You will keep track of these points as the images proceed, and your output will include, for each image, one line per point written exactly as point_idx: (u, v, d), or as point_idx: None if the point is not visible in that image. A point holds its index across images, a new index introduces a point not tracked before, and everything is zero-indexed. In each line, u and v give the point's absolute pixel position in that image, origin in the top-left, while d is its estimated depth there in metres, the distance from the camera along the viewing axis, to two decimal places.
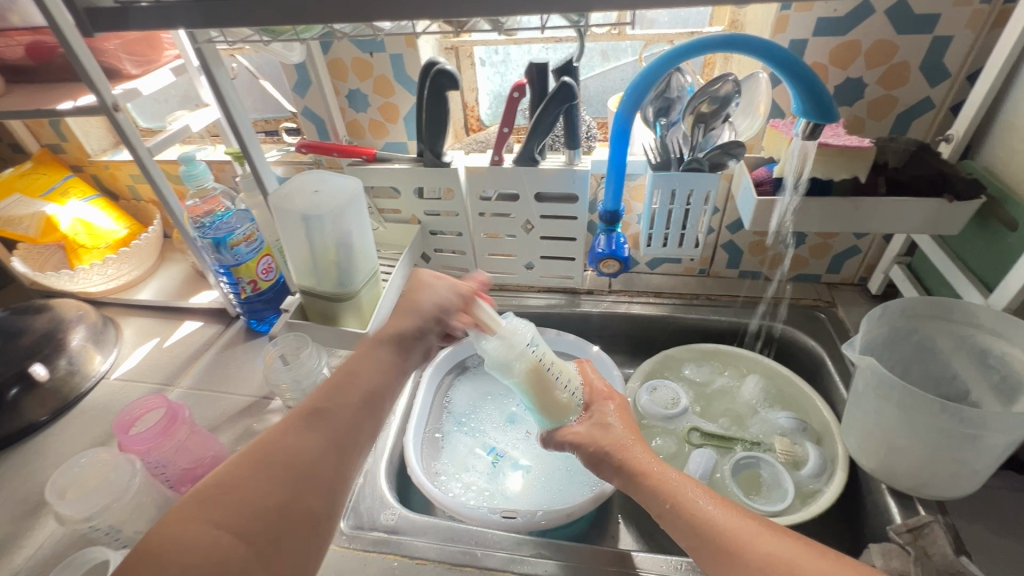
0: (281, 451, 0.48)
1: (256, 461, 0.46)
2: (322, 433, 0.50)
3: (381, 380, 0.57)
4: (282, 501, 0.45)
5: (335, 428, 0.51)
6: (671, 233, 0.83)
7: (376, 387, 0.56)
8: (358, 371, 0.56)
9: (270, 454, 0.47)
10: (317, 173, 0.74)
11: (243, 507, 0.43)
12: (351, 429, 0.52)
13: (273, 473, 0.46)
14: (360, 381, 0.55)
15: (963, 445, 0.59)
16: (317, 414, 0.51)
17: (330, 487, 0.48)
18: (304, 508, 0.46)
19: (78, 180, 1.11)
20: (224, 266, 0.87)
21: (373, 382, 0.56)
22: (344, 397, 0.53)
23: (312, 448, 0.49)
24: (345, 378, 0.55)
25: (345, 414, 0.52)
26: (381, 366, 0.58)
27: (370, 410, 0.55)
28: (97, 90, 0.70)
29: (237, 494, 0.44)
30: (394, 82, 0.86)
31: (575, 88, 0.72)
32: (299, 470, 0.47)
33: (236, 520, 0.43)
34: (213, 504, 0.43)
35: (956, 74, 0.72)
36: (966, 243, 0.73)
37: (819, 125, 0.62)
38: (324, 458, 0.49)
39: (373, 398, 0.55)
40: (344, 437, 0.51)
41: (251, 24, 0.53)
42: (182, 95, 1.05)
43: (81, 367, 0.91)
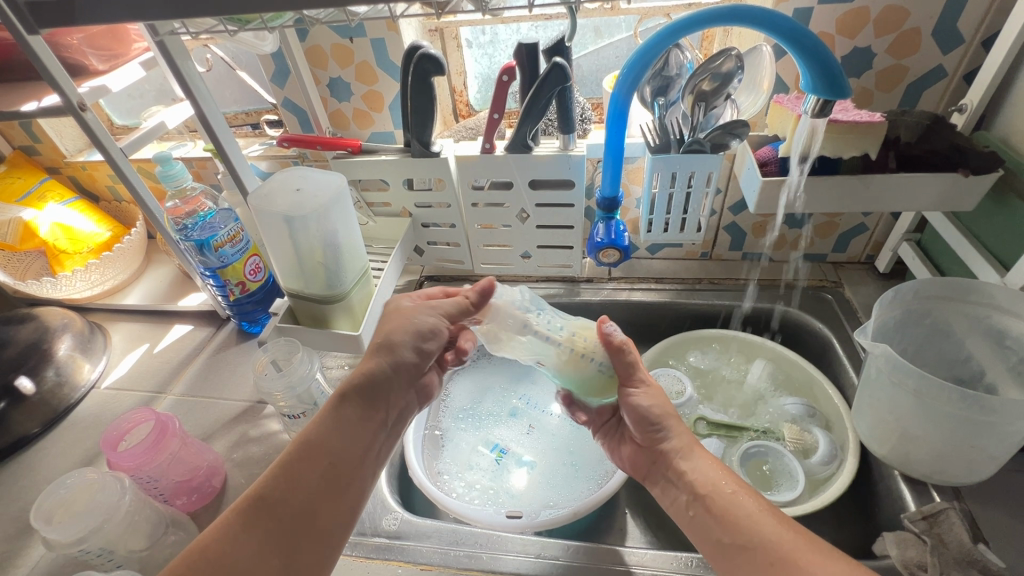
0: (219, 555, 0.47)
1: (186, 567, 0.46)
2: (266, 529, 0.50)
3: (345, 451, 0.56)
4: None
5: (281, 525, 0.50)
6: (672, 218, 0.80)
7: (336, 465, 0.55)
8: (319, 445, 0.55)
9: (205, 560, 0.47)
10: (297, 171, 0.71)
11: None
12: (302, 522, 0.51)
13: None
14: (320, 459, 0.54)
15: (980, 432, 0.57)
16: (263, 506, 0.51)
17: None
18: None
19: (55, 183, 1.06)
20: (210, 268, 0.83)
21: (333, 458, 0.55)
22: (295, 484, 0.52)
23: (253, 548, 0.48)
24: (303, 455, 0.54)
25: (295, 507, 0.51)
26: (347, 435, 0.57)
27: (330, 492, 0.53)
28: (61, 89, 0.65)
29: None
30: (377, 68, 0.82)
31: (566, 69, 0.68)
32: None
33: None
34: None
35: (971, 39, 0.68)
36: (981, 219, 0.70)
37: (830, 102, 0.57)
38: (261, 559, 0.48)
39: (331, 477, 0.54)
40: (292, 531, 0.50)
41: (219, 14, 0.50)
42: (158, 89, 1.01)
43: (69, 378, 0.88)
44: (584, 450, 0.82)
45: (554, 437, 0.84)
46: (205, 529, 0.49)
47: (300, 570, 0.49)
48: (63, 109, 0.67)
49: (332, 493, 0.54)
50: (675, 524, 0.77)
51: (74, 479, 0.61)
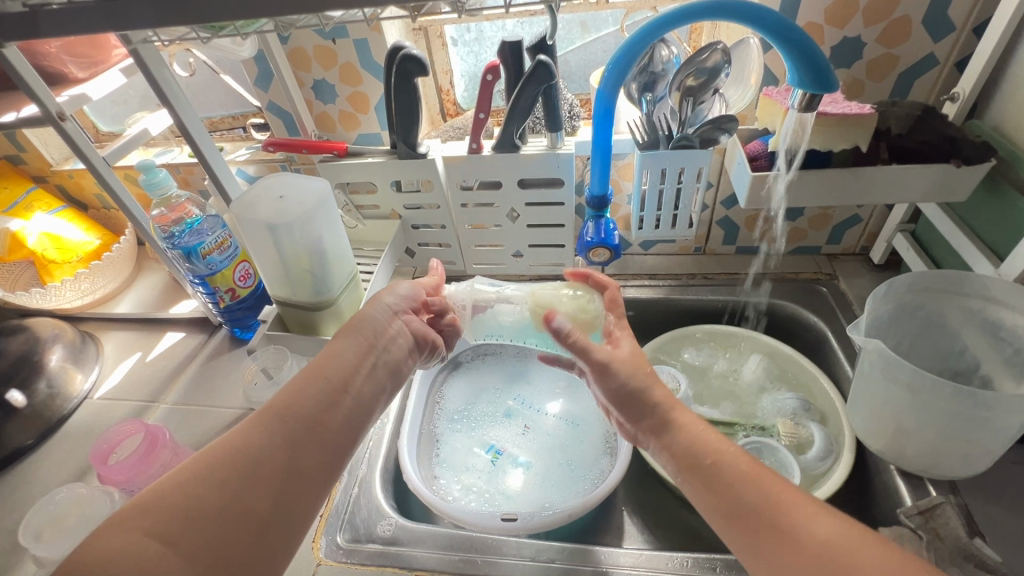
0: (228, 449, 0.47)
1: (196, 456, 0.47)
2: (274, 429, 0.50)
3: (352, 369, 0.57)
4: (227, 506, 0.45)
5: (290, 426, 0.50)
6: (663, 214, 0.79)
7: (341, 380, 0.55)
8: (329, 359, 0.56)
9: (216, 455, 0.47)
10: (282, 176, 0.70)
11: (184, 513, 0.43)
12: (308, 428, 0.51)
13: (215, 471, 0.46)
14: (326, 373, 0.55)
15: (974, 426, 0.57)
16: (272, 409, 0.51)
17: (279, 488, 0.47)
18: (249, 514, 0.45)
19: (43, 192, 1.05)
20: (199, 276, 0.82)
21: (340, 372, 0.56)
22: (301, 392, 0.53)
23: (262, 445, 0.48)
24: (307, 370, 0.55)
25: (304, 413, 0.52)
26: (352, 355, 0.57)
27: (335, 403, 0.54)
28: (39, 99, 0.64)
29: (174, 496, 0.44)
30: (361, 69, 0.80)
31: (552, 67, 0.67)
32: (249, 470, 0.47)
33: (168, 529, 0.42)
34: (155, 502, 0.43)
35: (962, 27, 0.67)
36: (974, 209, 0.70)
37: (817, 95, 0.56)
38: (271, 455, 0.48)
39: (337, 389, 0.55)
40: (299, 433, 0.50)
41: (194, 23, 0.50)
42: (142, 95, 1.00)
43: (62, 389, 0.88)
44: (579, 451, 0.82)
45: (550, 437, 0.84)
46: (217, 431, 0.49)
47: (305, 472, 0.49)
48: (42, 119, 0.66)
49: (337, 404, 0.54)
50: (672, 524, 0.77)
51: (63, 495, 0.63)
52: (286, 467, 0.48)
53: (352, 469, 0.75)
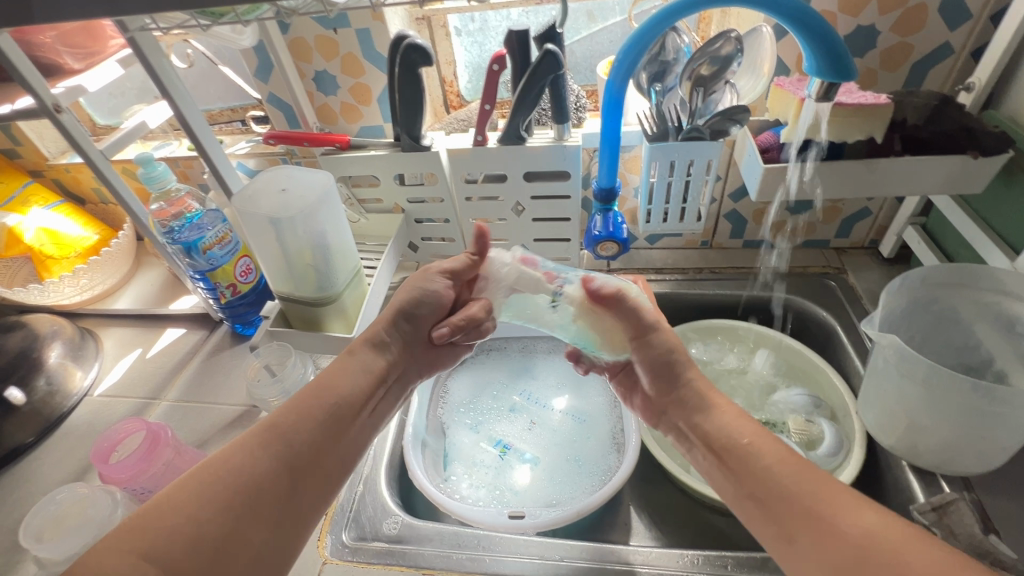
0: (232, 473, 0.47)
1: (196, 476, 0.46)
2: (278, 454, 0.49)
3: (356, 396, 0.57)
4: (223, 533, 0.44)
5: (294, 451, 0.50)
6: (671, 207, 0.78)
7: (345, 405, 0.56)
8: (336, 383, 0.57)
9: (214, 478, 0.46)
10: (284, 170, 0.70)
11: (182, 542, 0.42)
12: (310, 455, 0.51)
13: (213, 497, 0.45)
14: (334, 397, 0.55)
15: (990, 422, 0.56)
16: (276, 432, 0.51)
17: (277, 519, 0.47)
18: (244, 544, 0.45)
19: (39, 186, 1.03)
20: (199, 272, 0.80)
21: (344, 399, 0.56)
22: (306, 416, 0.53)
23: (262, 471, 0.48)
24: (312, 390, 0.55)
25: (306, 439, 0.52)
26: (359, 381, 0.58)
27: (336, 431, 0.54)
28: (34, 90, 0.62)
29: (171, 521, 0.43)
30: (363, 60, 0.79)
31: (559, 56, 0.65)
32: (249, 496, 0.46)
33: (165, 556, 0.41)
34: (148, 525, 0.42)
35: (978, 15, 0.65)
36: (989, 201, 0.68)
37: (835, 85, 0.55)
38: (270, 482, 0.48)
39: (339, 416, 0.55)
40: (303, 463, 0.51)
41: (192, 9, 0.48)
42: (140, 87, 0.98)
43: (61, 386, 0.87)
44: (587, 447, 0.81)
45: (556, 433, 0.83)
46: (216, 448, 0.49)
47: (305, 502, 0.50)
48: (37, 111, 0.64)
49: (339, 431, 0.54)
50: (681, 519, 0.76)
51: (65, 494, 0.62)
52: (286, 498, 0.48)
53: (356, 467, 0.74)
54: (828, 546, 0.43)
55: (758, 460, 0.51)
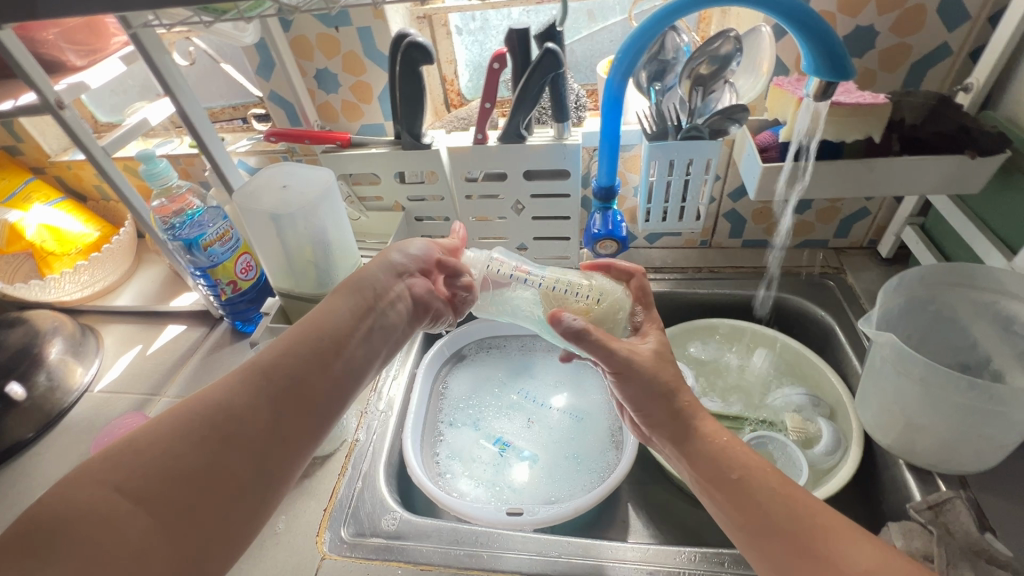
0: (212, 407, 0.48)
1: (174, 411, 0.47)
2: (257, 388, 0.50)
3: (341, 332, 0.58)
4: (202, 464, 0.45)
5: (275, 386, 0.51)
6: (670, 206, 0.78)
7: (329, 342, 0.57)
8: (318, 320, 0.57)
9: (195, 410, 0.47)
10: (286, 166, 0.71)
11: (159, 475, 0.43)
12: (291, 389, 0.52)
13: (193, 428, 0.46)
14: (317, 333, 0.56)
15: (988, 421, 0.56)
16: (256, 368, 0.52)
17: (258, 450, 0.48)
18: (226, 474, 0.46)
19: (41, 183, 1.03)
20: (199, 268, 0.80)
21: (328, 335, 0.57)
22: (287, 354, 0.54)
23: (242, 404, 0.49)
24: (294, 328, 0.56)
25: (288, 375, 0.52)
26: (343, 317, 0.59)
27: (320, 366, 0.55)
28: (36, 86, 0.62)
29: (151, 452, 0.44)
30: (364, 58, 0.79)
31: (560, 55, 0.66)
32: (230, 427, 0.47)
33: (141, 489, 0.42)
34: (127, 456, 0.43)
35: (977, 16, 0.66)
36: (987, 201, 0.69)
37: (833, 84, 0.55)
38: (250, 414, 0.49)
39: (323, 352, 0.56)
40: (284, 396, 0.51)
41: (195, 5, 0.48)
42: (142, 85, 0.99)
43: (61, 382, 0.87)
44: (585, 443, 0.81)
45: (555, 430, 0.83)
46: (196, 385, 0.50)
47: (289, 434, 0.51)
48: (40, 107, 0.64)
49: (323, 366, 0.55)
50: (679, 517, 0.76)
51: None
52: (267, 430, 0.49)
53: (355, 463, 0.74)
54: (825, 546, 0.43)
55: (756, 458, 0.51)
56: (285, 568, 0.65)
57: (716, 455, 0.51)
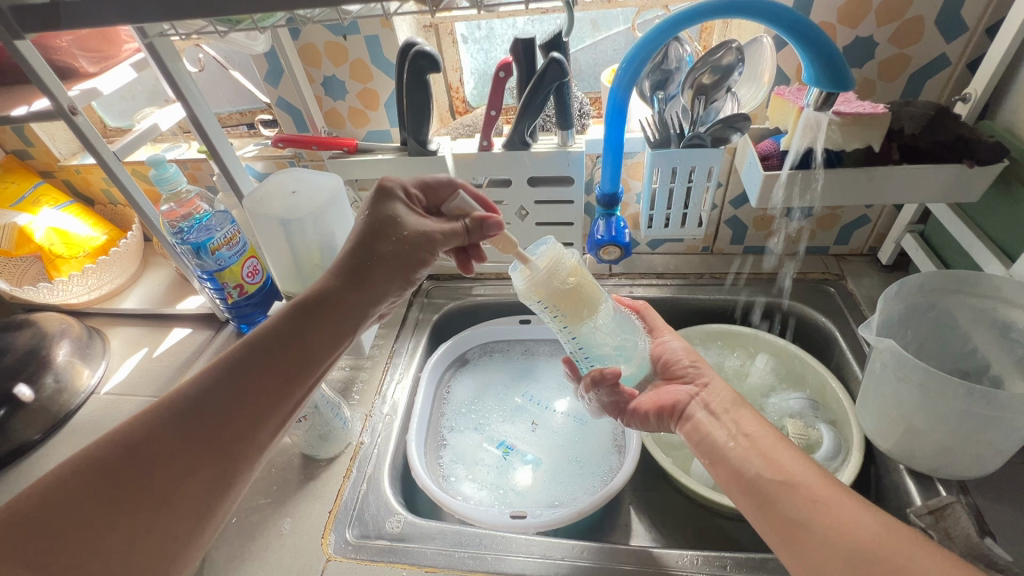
0: (133, 460, 0.43)
1: (99, 468, 0.42)
2: (188, 435, 0.46)
3: (285, 358, 0.52)
4: (128, 526, 0.41)
5: (218, 428, 0.47)
6: (673, 213, 0.79)
7: (284, 374, 0.52)
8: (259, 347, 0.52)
9: (114, 463, 0.43)
10: (295, 172, 0.73)
11: (81, 540, 0.40)
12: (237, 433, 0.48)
13: (115, 486, 0.42)
14: (270, 361, 0.51)
15: (987, 426, 0.57)
16: (185, 410, 0.47)
17: (194, 501, 0.45)
18: (158, 534, 0.42)
19: (50, 186, 1.04)
20: (206, 272, 0.81)
21: (270, 364, 0.51)
22: (234, 389, 0.49)
23: (171, 454, 0.45)
24: (247, 357, 0.51)
25: (223, 414, 0.48)
26: (305, 343, 0.53)
27: (262, 401, 0.50)
28: (50, 92, 0.63)
29: (67, 517, 0.40)
30: (372, 66, 0.80)
31: (565, 64, 0.67)
32: (157, 481, 0.43)
33: (61, 553, 0.39)
34: (37, 521, 0.39)
35: (974, 27, 0.67)
36: (986, 209, 0.70)
37: (834, 94, 0.56)
38: (181, 466, 0.45)
39: (264, 386, 0.50)
40: (221, 440, 0.47)
41: (210, 15, 0.49)
42: (150, 90, 1.00)
43: (69, 384, 0.88)
44: (588, 448, 0.82)
45: (557, 435, 0.84)
46: (131, 422, 0.45)
47: (226, 477, 0.47)
48: (53, 113, 0.65)
49: (277, 404, 0.51)
50: (681, 522, 0.76)
51: None
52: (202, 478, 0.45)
53: (360, 465, 0.75)
54: (825, 549, 0.44)
55: (758, 460, 0.52)
56: (290, 570, 0.65)
57: None
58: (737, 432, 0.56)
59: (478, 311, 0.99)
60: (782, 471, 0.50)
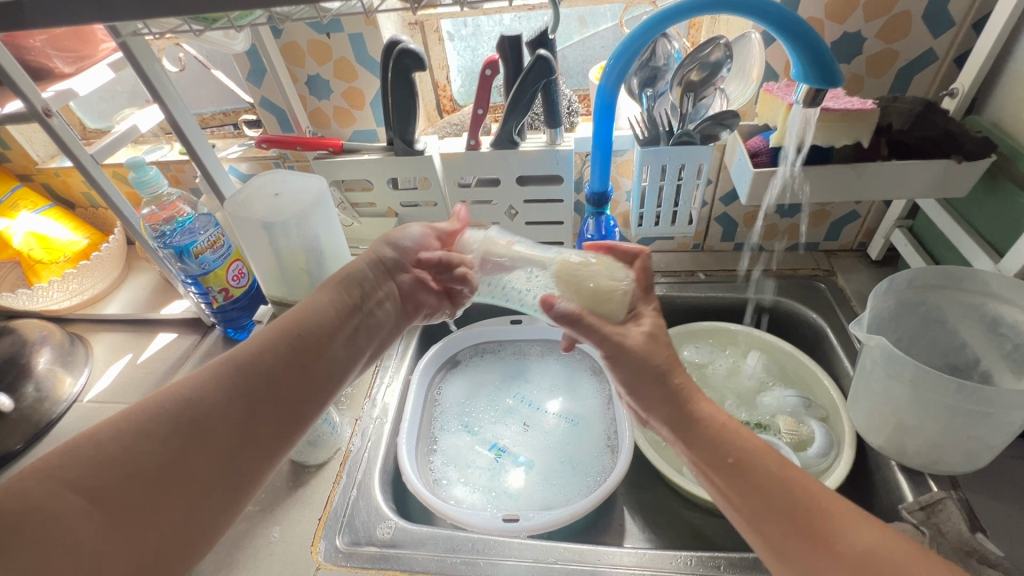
0: (183, 405, 0.48)
1: (148, 409, 0.47)
2: (229, 387, 0.51)
3: (319, 329, 0.59)
4: (169, 464, 0.46)
5: (248, 387, 0.52)
6: (663, 211, 0.79)
7: (310, 341, 0.57)
8: (297, 318, 0.58)
9: (165, 405, 0.48)
10: (277, 174, 0.72)
11: (120, 474, 0.44)
12: (265, 390, 0.52)
13: (164, 427, 0.47)
14: (297, 332, 0.57)
15: (977, 421, 0.57)
16: (231, 366, 0.52)
17: (227, 454, 0.49)
18: (193, 476, 0.46)
19: (28, 190, 1.02)
20: (190, 276, 0.78)
21: (305, 333, 0.57)
22: (272, 354, 0.54)
23: (213, 405, 0.49)
24: (278, 327, 0.57)
25: (262, 375, 0.53)
26: (325, 316, 0.60)
27: (297, 368, 0.55)
28: (22, 93, 0.61)
29: (119, 448, 0.44)
30: (356, 64, 0.79)
31: (551, 62, 0.66)
32: (198, 426, 0.48)
33: (99, 488, 0.43)
34: (91, 449, 0.44)
35: (961, 22, 0.67)
36: (974, 205, 0.70)
37: (821, 91, 0.55)
38: (226, 417, 0.49)
39: (299, 351, 0.56)
40: (256, 398, 0.52)
41: (185, 14, 0.48)
42: (131, 90, 0.98)
43: (50, 393, 0.85)
44: (581, 448, 0.81)
45: (550, 435, 0.83)
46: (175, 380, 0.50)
47: (258, 434, 0.51)
48: (26, 115, 0.63)
49: (308, 373, 0.56)
50: (675, 521, 0.76)
51: None
52: (238, 428, 0.50)
53: (350, 471, 0.74)
54: None
55: None
56: None
57: (714, 443, 0.49)
58: None
59: (469, 312, 0.98)
60: None
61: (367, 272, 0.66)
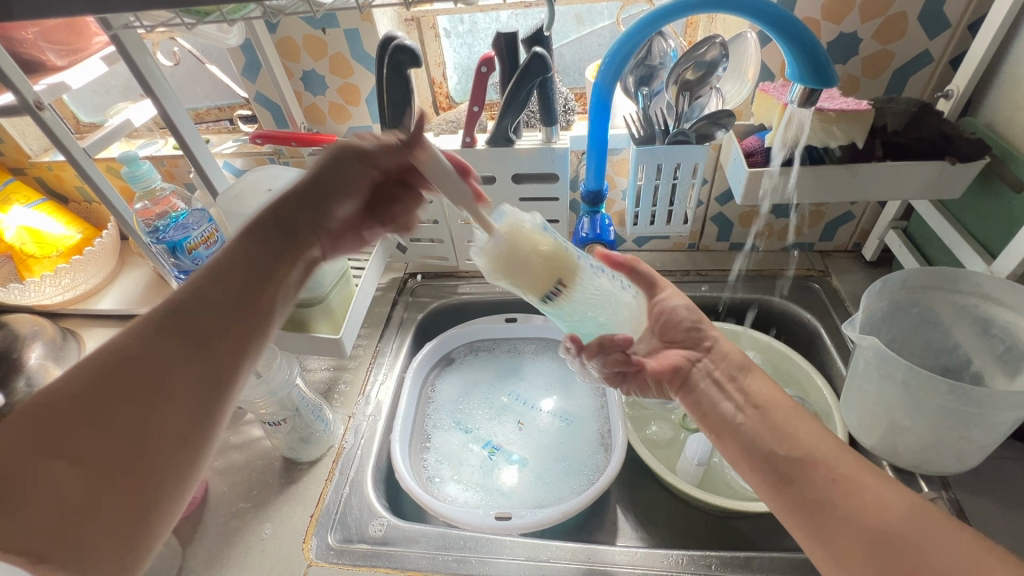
0: (128, 361, 0.43)
1: (91, 369, 0.42)
2: (176, 336, 0.46)
3: (269, 259, 0.52)
4: (136, 421, 0.42)
5: (199, 330, 0.47)
6: (658, 210, 0.79)
7: (264, 265, 0.52)
8: (239, 253, 0.51)
9: (109, 364, 0.43)
10: (271, 169, 0.72)
11: (84, 438, 0.40)
12: (218, 328, 0.47)
13: (113, 386, 0.42)
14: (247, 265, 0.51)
15: (968, 423, 0.57)
16: (173, 314, 0.46)
17: (196, 396, 0.45)
18: (163, 427, 0.43)
19: (20, 184, 1.01)
20: (184, 272, 0.78)
21: (256, 264, 0.51)
22: (223, 293, 0.49)
23: (163, 355, 0.45)
24: (223, 262, 0.50)
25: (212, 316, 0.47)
26: (272, 245, 0.53)
27: (250, 294, 0.50)
28: (13, 85, 0.61)
29: (73, 411, 0.40)
30: (352, 60, 0.79)
31: (547, 59, 0.66)
32: (156, 378, 0.44)
33: (67, 450, 0.39)
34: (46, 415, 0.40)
35: (957, 24, 0.67)
36: (967, 206, 0.70)
37: (816, 91, 0.55)
38: (182, 364, 0.45)
39: (253, 280, 0.51)
40: (211, 337, 0.47)
41: (177, 7, 0.47)
42: (125, 85, 0.97)
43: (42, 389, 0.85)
44: (574, 446, 0.81)
45: (543, 434, 0.83)
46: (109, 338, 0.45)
47: (222, 372, 0.47)
48: (18, 107, 0.62)
49: (264, 301, 0.51)
50: (668, 519, 0.76)
51: None
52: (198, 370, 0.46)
53: (343, 468, 0.74)
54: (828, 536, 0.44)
55: (764, 436, 0.52)
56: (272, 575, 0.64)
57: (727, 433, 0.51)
58: (747, 403, 0.56)
59: (464, 310, 0.98)
60: (800, 446, 0.50)
61: (295, 199, 0.56)
